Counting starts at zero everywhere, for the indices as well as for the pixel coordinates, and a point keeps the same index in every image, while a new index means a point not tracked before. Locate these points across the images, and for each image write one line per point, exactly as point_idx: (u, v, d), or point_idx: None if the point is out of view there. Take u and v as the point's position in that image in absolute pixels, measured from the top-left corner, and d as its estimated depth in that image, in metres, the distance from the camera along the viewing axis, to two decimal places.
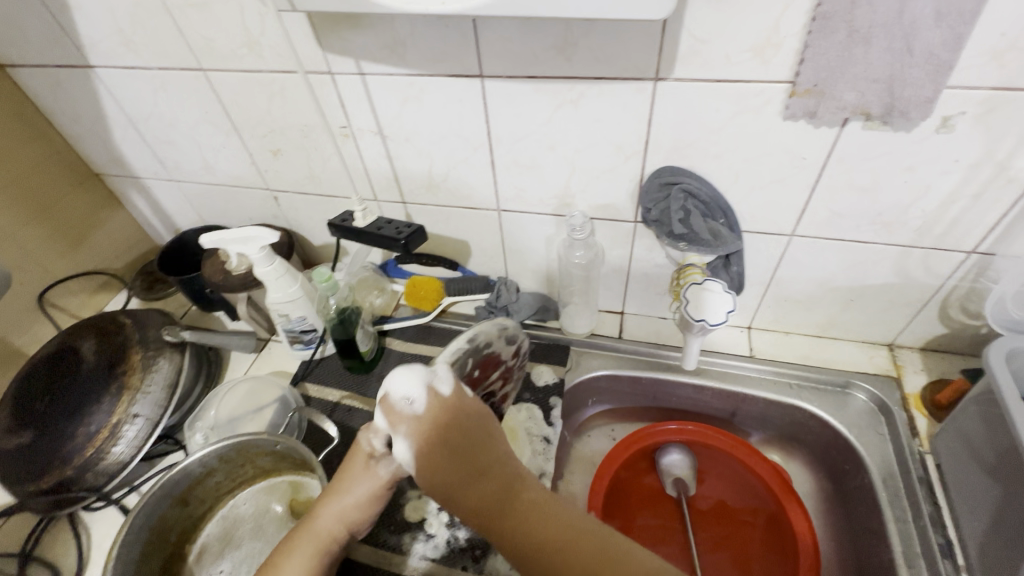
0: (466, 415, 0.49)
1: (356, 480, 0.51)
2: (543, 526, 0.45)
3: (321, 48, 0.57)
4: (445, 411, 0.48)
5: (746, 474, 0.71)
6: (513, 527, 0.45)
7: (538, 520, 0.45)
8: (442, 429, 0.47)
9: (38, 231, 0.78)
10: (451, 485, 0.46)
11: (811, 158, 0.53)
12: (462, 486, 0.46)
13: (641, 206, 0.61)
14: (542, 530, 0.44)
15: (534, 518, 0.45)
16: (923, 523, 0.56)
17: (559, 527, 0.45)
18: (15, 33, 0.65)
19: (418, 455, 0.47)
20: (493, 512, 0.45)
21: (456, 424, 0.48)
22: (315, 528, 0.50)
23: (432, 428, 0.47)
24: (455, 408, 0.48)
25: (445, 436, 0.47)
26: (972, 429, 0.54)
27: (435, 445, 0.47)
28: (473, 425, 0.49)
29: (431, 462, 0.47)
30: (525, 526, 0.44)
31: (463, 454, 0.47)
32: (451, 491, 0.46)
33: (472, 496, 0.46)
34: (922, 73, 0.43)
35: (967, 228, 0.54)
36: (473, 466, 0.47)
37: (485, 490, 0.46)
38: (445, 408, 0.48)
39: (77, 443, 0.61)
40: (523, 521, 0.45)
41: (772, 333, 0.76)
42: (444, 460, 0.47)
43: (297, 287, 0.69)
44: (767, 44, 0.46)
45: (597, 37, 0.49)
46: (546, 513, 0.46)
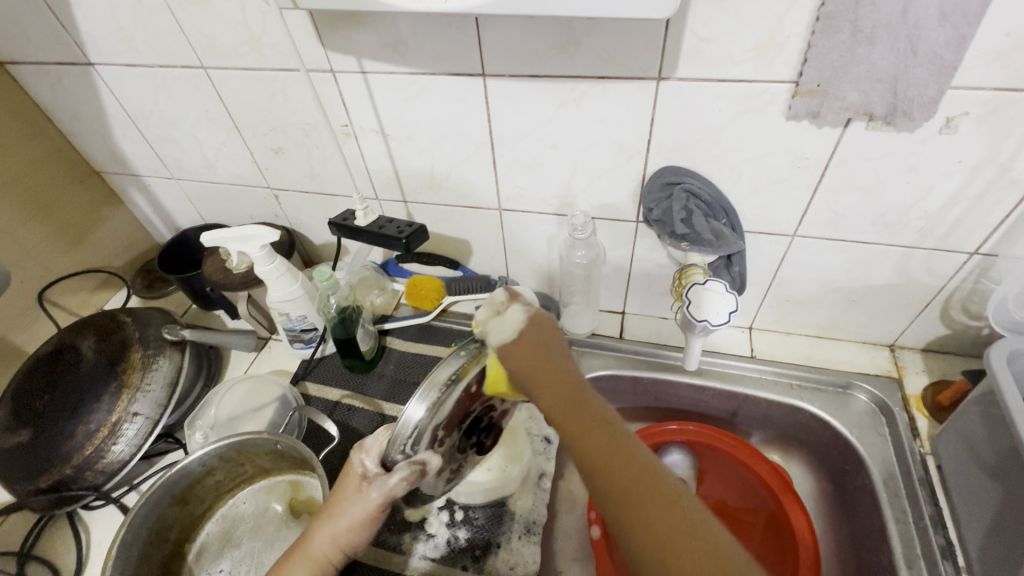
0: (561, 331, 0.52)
1: (348, 505, 0.49)
2: (606, 434, 0.43)
3: (323, 46, 0.57)
4: (536, 317, 0.51)
5: (746, 475, 0.71)
6: (573, 424, 0.44)
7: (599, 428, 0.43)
8: (545, 326, 0.50)
9: (38, 229, 0.78)
10: (534, 369, 0.47)
11: (814, 158, 0.53)
12: (540, 373, 0.47)
13: (643, 205, 0.61)
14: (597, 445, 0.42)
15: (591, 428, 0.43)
16: (924, 524, 0.56)
17: (613, 446, 0.42)
18: (15, 31, 0.65)
19: (519, 332, 0.49)
20: (560, 404, 0.45)
21: (556, 333, 0.51)
22: (309, 551, 0.49)
23: (537, 319, 0.50)
24: (541, 318, 0.51)
25: (528, 336, 0.49)
26: (973, 430, 0.54)
27: (533, 331, 0.49)
28: (565, 337, 0.51)
29: (525, 341, 0.49)
30: (585, 430, 0.43)
31: (550, 347, 0.49)
32: (531, 370, 0.47)
33: (547, 383, 0.46)
34: (926, 74, 0.43)
35: (970, 229, 0.54)
36: (555, 362, 0.48)
37: (558, 385, 0.46)
38: (545, 318, 0.52)
39: (77, 441, 0.61)
40: (581, 422, 0.44)
41: (774, 334, 0.76)
42: (536, 347, 0.48)
43: (297, 286, 0.68)
44: (771, 44, 0.46)
45: (600, 36, 0.49)
46: (608, 429, 0.43)
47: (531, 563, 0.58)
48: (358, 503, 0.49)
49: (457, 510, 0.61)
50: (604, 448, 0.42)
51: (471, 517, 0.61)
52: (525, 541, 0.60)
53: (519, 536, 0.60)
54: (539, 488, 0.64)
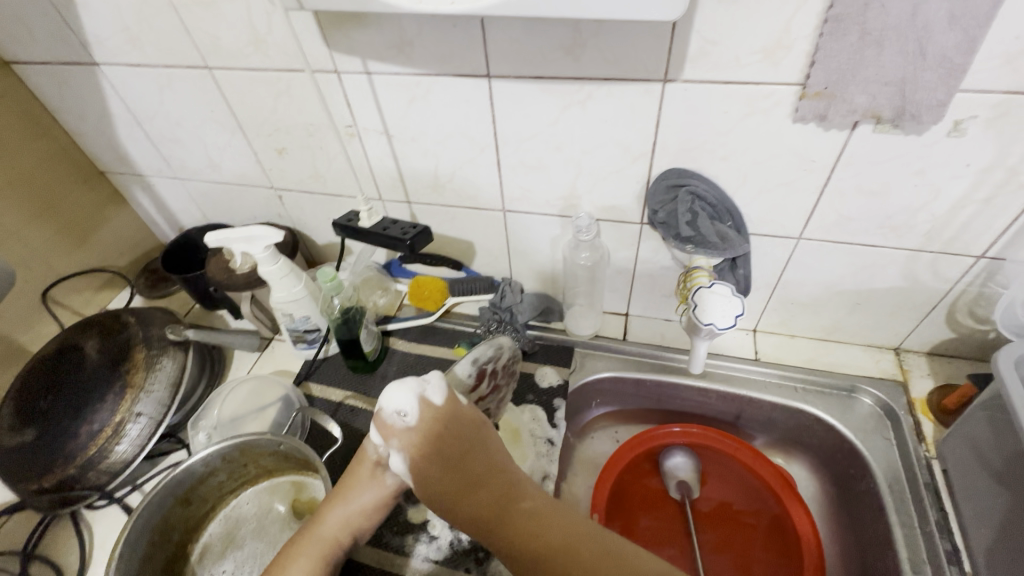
0: (462, 423, 0.49)
1: (362, 492, 0.51)
2: (540, 533, 0.44)
3: (328, 47, 0.57)
4: (436, 422, 0.48)
5: (748, 477, 0.71)
6: (506, 535, 0.45)
7: (530, 529, 0.45)
8: (435, 437, 0.48)
9: (42, 229, 0.78)
10: (451, 492, 0.46)
11: (820, 161, 0.53)
12: (456, 495, 0.47)
13: (648, 207, 0.61)
14: (535, 539, 0.44)
15: (527, 529, 0.45)
16: (929, 529, 0.55)
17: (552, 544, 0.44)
18: (20, 31, 0.65)
19: (414, 466, 0.48)
20: (487, 520, 0.46)
21: (453, 432, 0.48)
22: (321, 533, 0.49)
23: (427, 436, 0.48)
24: (448, 417, 0.49)
25: (425, 460, 0.47)
26: (980, 435, 0.53)
27: (431, 454, 0.48)
28: (467, 433, 0.49)
29: (426, 475, 0.48)
30: (520, 536, 0.44)
31: (464, 454, 0.48)
32: (447, 499, 0.47)
33: (465, 504, 0.46)
34: (934, 77, 0.43)
35: (977, 233, 0.54)
36: (464, 475, 0.47)
37: (477, 501, 0.46)
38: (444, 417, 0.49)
39: (81, 441, 0.61)
40: (518, 533, 0.44)
41: (778, 336, 0.75)
42: (438, 469, 0.47)
43: (300, 287, 0.68)
44: (778, 47, 0.46)
45: (606, 38, 0.48)
46: (539, 525, 0.45)
47: None
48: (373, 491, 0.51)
49: None
50: (544, 552, 0.43)
51: None
52: None
53: None
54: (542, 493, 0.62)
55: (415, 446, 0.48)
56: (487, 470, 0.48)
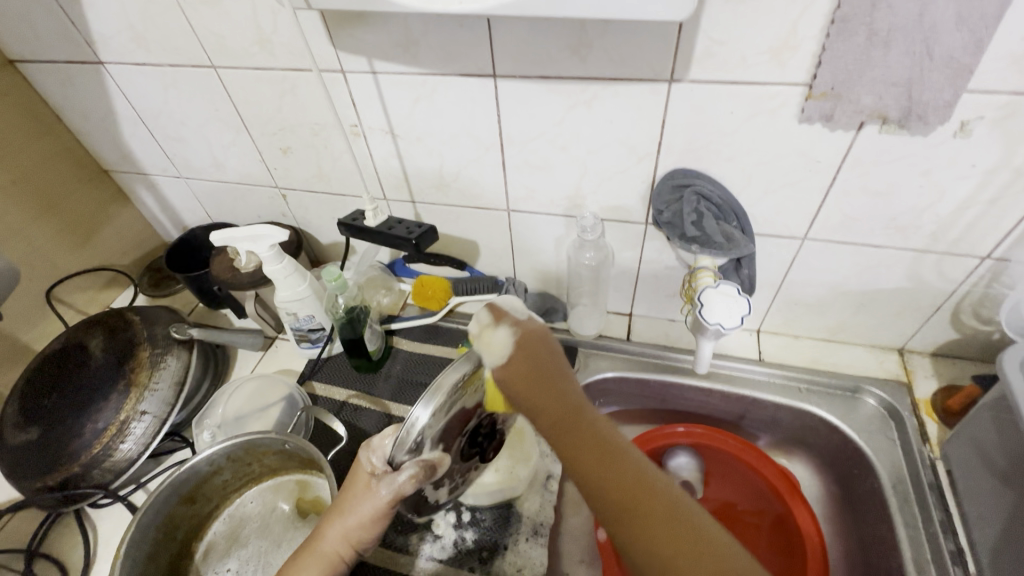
0: (553, 340, 0.50)
1: (354, 504, 0.49)
2: (598, 440, 0.45)
3: (334, 46, 0.57)
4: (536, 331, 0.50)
5: (753, 478, 0.71)
6: (573, 437, 0.45)
7: (598, 441, 0.44)
8: (536, 337, 0.49)
9: (46, 228, 0.78)
10: (528, 385, 0.47)
11: (826, 161, 0.53)
12: (535, 391, 0.47)
13: (653, 207, 0.61)
14: (589, 443, 0.44)
15: (583, 434, 0.45)
16: (934, 529, 0.55)
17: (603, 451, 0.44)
18: (26, 29, 0.65)
19: (514, 351, 0.47)
20: (553, 417, 0.46)
21: (544, 340, 0.50)
22: (320, 548, 0.49)
23: (530, 334, 0.49)
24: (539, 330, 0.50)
25: (517, 355, 0.48)
26: (985, 436, 0.53)
27: (526, 349, 0.48)
28: (554, 345, 0.50)
29: (519, 361, 0.47)
30: (587, 445, 0.44)
31: (545, 362, 0.48)
32: (528, 388, 0.47)
33: (546, 394, 0.46)
34: (941, 78, 0.43)
35: (983, 234, 0.54)
36: (550, 374, 0.48)
37: (556, 401, 0.46)
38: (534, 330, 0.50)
39: (85, 439, 0.61)
40: (574, 436, 0.45)
41: (782, 337, 0.75)
42: (530, 362, 0.48)
43: (305, 286, 0.68)
44: (785, 47, 0.46)
45: (612, 38, 0.49)
46: (605, 441, 0.45)
47: (538, 565, 0.58)
48: (367, 505, 0.48)
49: (464, 511, 0.61)
50: (603, 464, 0.43)
51: (478, 518, 0.61)
52: (532, 542, 0.60)
53: (527, 538, 0.60)
54: (546, 490, 0.64)
55: (512, 342, 0.48)
56: (562, 378, 0.48)
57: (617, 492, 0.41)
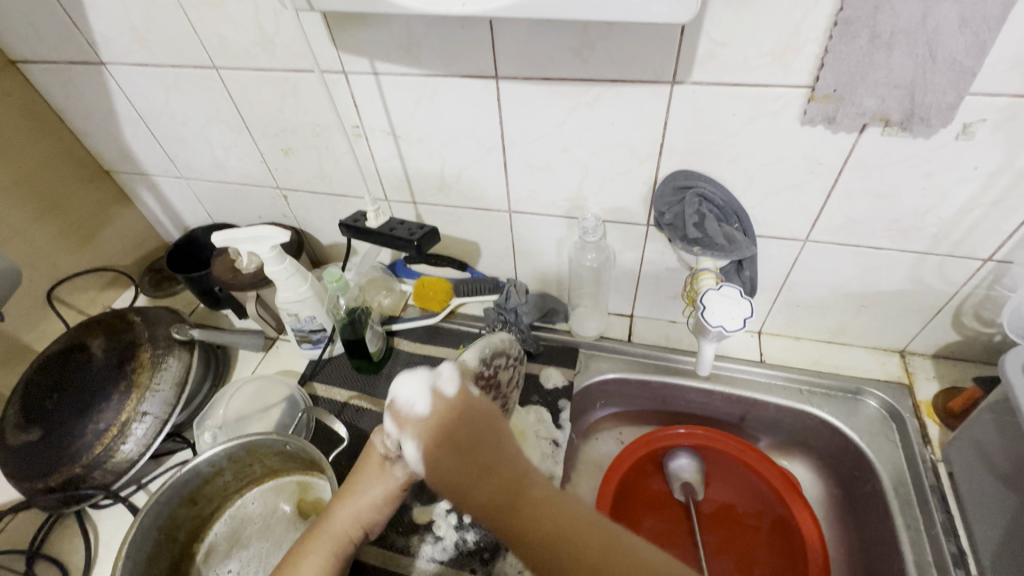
0: (468, 414, 0.48)
1: (368, 485, 0.50)
2: (552, 524, 0.42)
3: (336, 47, 0.57)
4: (453, 412, 0.48)
5: (754, 479, 0.71)
6: (514, 523, 0.43)
7: (537, 518, 0.43)
8: (444, 427, 0.47)
9: (48, 228, 0.78)
10: (460, 480, 0.45)
11: (828, 163, 0.53)
12: (466, 487, 0.45)
13: (654, 209, 0.61)
14: (543, 527, 0.42)
15: (535, 519, 0.43)
16: (935, 531, 0.55)
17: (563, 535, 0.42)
18: (28, 30, 0.65)
19: (427, 457, 0.47)
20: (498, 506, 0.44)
21: (463, 421, 0.48)
22: (332, 528, 0.49)
23: (440, 425, 0.47)
24: (461, 409, 0.48)
25: (439, 458, 0.46)
26: (987, 438, 0.54)
27: (440, 449, 0.46)
28: (473, 419, 0.48)
29: (438, 463, 0.46)
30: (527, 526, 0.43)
31: (473, 446, 0.47)
32: (463, 486, 0.45)
33: (477, 487, 0.45)
34: (943, 80, 0.43)
35: (984, 236, 0.54)
36: (474, 462, 0.46)
37: (489, 488, 0.45)
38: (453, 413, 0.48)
39: (86, 440, 0.61)
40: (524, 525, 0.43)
41: (783, 338, 0.75)
42: (447, 459, 0.46)
43: (306, 287, 0.68)
44: (787, 49, 0.46)
45: (615, 39, 0.48)
46: (545, 512, 0.43)
47: None
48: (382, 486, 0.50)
49: (465, 513, 0.61)
50: (547, 542, 0.41)
51: (480, 520, 0.61)
52: None
53: None
54: None
55: (423, 446, 0.47)
56: (499, 462, 0.46)
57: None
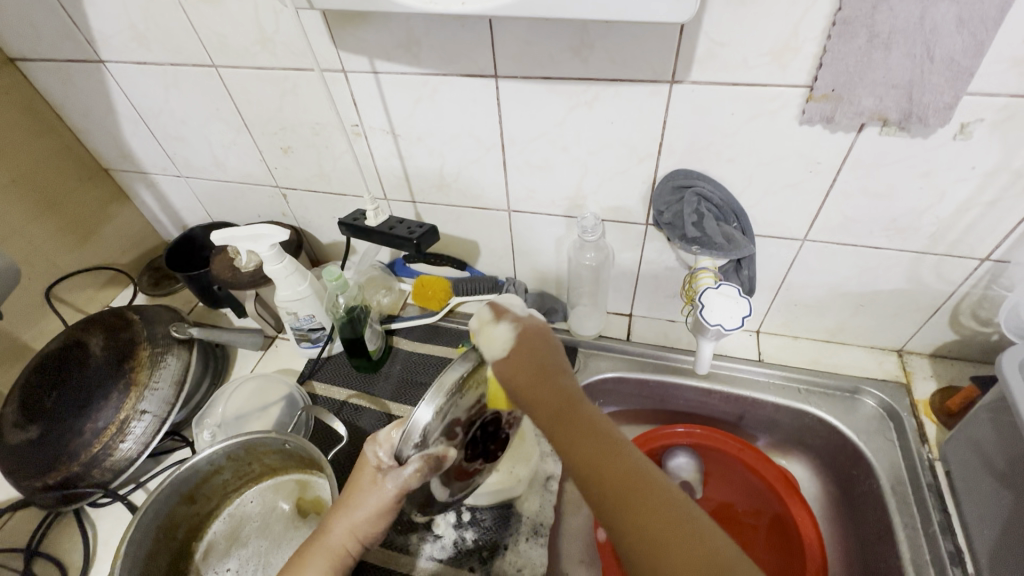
0: (549, 336, 0.50)
1: (361, 498, 0.49)
2: (602, 441, 0.42)
3: (336, 46, 0.57)
4: (537, 321, 0.51)
5: (751, 478, 0.71)
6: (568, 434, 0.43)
7: (593, 437, 0.42)
8: (531, 334, 0.49)
9: (46, 226, 0.78)
10: (526, 378, 0.46)
11: (826, 163, 0.53)
12: (531, 387, 0.46)
13: (653, 208, 0.62)
14: (592, 442, 0.42)
15: (587, 431, 0.42)
16: (932, 530, 0.56)
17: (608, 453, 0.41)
18: (27, 28, 0.65)
19: (512, 345, 0.48)
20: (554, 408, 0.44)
21: (545, 332, 0.50)
22: (329, 542, 0.48)
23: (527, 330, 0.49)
24: (542, 322, 0.51)
25: (517, 349, 0.48)
26: (984, 437, 0.54)
27: (523, 341, 0.48)
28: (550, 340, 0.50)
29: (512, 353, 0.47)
30: (584, 443, 0.42)
31: (545, 355, 0.48)
32: (528, 383, 0.46)
33: (541, 392, 0.46)
34: (941, 80, 0.43)
35: (981, 236, 0.54)
36: (546, 371, 0.47)
37: (553, 397, 0.45)
38: (536, 324, 0.51)
39: (84, 438, 0.60)
40: (575, 433, 0.43)
41: (781, 338, 0.75)
42: (523, 358, 0.47)
43: (306, 285, 0.69)
44: (786, 49, 0.46)
45: (614, 38, 0.49)
46: (604, 443, 0.42)
47: (539, 565, 0.58)
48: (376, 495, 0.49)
49: (465, 511, 0.61)
50: (598, 463, 0.40)
51: (478, 518, 0.61)
52: (532, 543, 0.60)
53: (527, 538, 0.60)
54: (546, 490, 0.65)
55: (512, 337, 0.48)
56: (564, 374, 0.47)
57: (623, 495, 0.39)
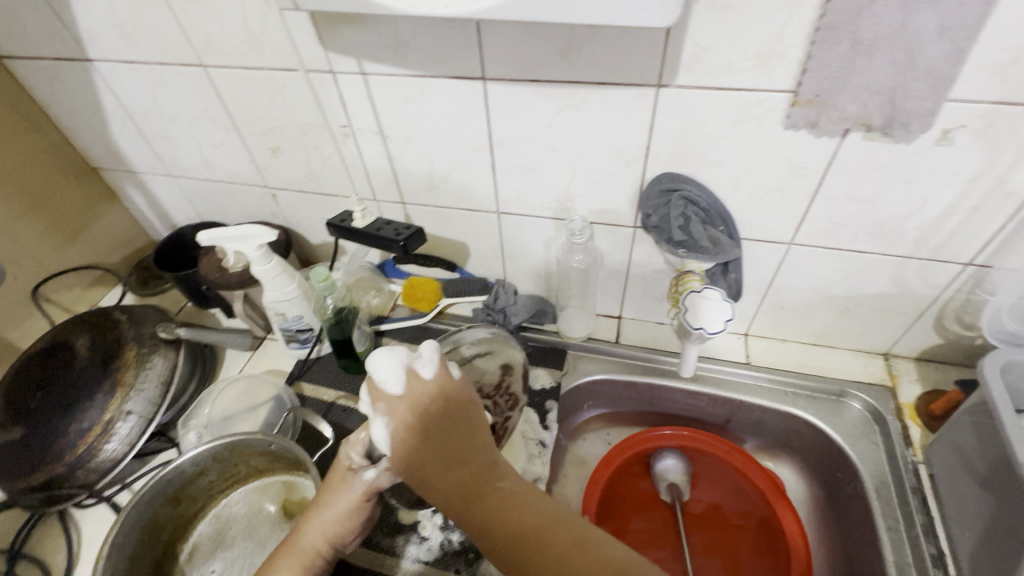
0: (446, 405, 0.46)
1: (333, 508, 0.49)
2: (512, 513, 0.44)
3: (324, 47, 0.57)
4: (431, 398, 0.46)
5: (739, 480, 0.72)
6: (467, 510, 0.44)
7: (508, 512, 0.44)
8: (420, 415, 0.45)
9: (33, 225, 0.78)
10: (433, 470, 0.44)
11: (812, 167, 0.53)
12: (441, 474, 0.44)
13: (641, 211, 0.62)
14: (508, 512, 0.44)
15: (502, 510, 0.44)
16: (915, 533, 0.56)
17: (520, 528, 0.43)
18: (13, 26, 0.65)
19: (395, 441, 0.44)
20: (463, 494, 0.44)
21: (438, 411, 0.46)
22: (305, 547, 0.49)
23: (412, 425, 0.44)
24: (437, 396, 0.46)
25: (409, 446, 0.44)
26: (966, 441, 0.54)
27: (411, 429, 0.45)
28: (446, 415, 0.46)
29: (411, 455, 0.44)
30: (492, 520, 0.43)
31: (443, 433, 0.45)
32: (430, 477, 0.44)
33: (436, 476, 0.44)
34: (923, 87, 0.44)
35: (965, 241, 0.55)
36: (443, 449, 0.45)
37: (454, 478, 0.44)
38: (420, 396, 0.45)
39: (69, 439, 0.60)
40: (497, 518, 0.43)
41: (769, 340, 0.76)
42: (424, 448, 0.44)
43: (294, 286, 0.68)
44: (771, 54, 0.46)
45: (600, 42, 0.49)
46: (509, 507, 0.44)
47: None
48: (350, 502, 0.50)
49: None
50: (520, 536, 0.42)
51: None
52: None
53: None
54: None
55: (391, 432, 0.44)
56: (475, 445, 0.46)
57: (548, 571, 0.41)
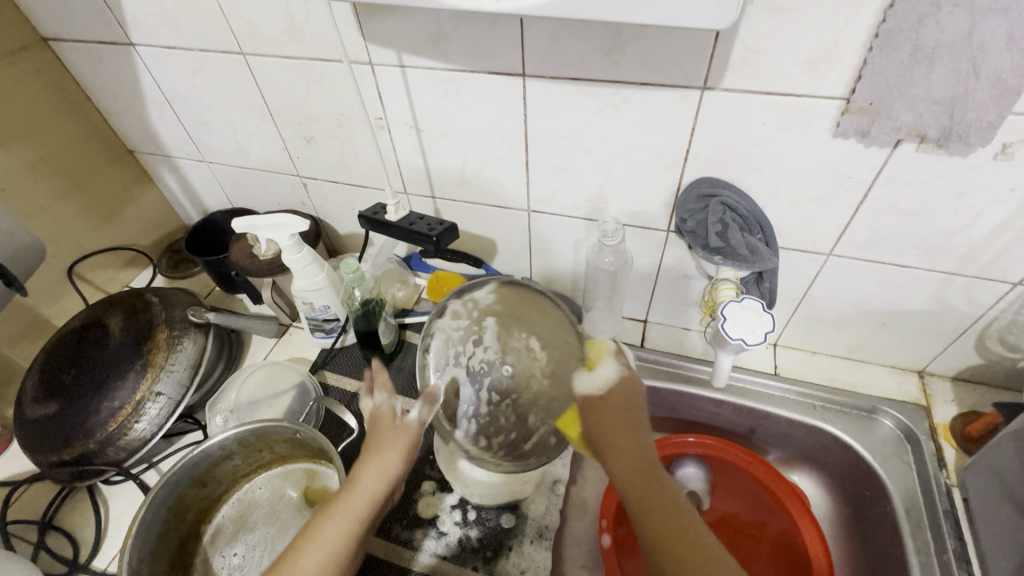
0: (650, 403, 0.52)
1: (392, 451, 0.48)
2: (677, 522, 0.45)
3: (364, 38, 0.57)
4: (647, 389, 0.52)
5: (759, 491, 0.70)
6: (643, 495, 0.46)
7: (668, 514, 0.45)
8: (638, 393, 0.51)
9: (72, 205, 0.79)
10: (623, 428, 0.48)
11: (857, 177, 0.51)
12: (629, 438, 0.48)
13: (676, 215, 0.60)
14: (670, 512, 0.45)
15: (671, 507, 0.45)
16: (947, 557, 0.55)
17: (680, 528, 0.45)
18: (60, 9, 0.66)
19: (612, 390, 0.50)
20: (638, 468, 0.46)
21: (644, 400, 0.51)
22: (356, 503, 0.46)
23: (630, 385, 0.51)
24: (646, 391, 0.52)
25: (614, 397, 0.50)
26: (1007, 465, 0.52)
27: (631, 398, 0.50)
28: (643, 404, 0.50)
29: (614, 414, 0.49)
30: (672, 523, 0.45)
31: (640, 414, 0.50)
32: (617, 428, 0.48)
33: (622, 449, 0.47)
34: (987, 97, 0.42)
35: (1016, 260, 0.53)
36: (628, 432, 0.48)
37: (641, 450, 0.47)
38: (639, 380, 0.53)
39: (101, 417, 0.61)
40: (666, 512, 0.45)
41: (799, 352, 0.74)
42: (630, 411, 0.49)
43: (323, 276, 0.69)
44: (824, 59, 0.45)
45: (646, 41, 0.48)
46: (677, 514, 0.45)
47: (542, 568, 0.59)
48: (399, 438, 0.49)
49: (470, 510, 0.61)
50: (677, 532, 0.44)
51: (484, 517, 0.61)
52: (537, 546, 0.60)
53: (532, 540, 0.60)
54: (552, 494, 0.65)
55: (615, 381, 0.51)
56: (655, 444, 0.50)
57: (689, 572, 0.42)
